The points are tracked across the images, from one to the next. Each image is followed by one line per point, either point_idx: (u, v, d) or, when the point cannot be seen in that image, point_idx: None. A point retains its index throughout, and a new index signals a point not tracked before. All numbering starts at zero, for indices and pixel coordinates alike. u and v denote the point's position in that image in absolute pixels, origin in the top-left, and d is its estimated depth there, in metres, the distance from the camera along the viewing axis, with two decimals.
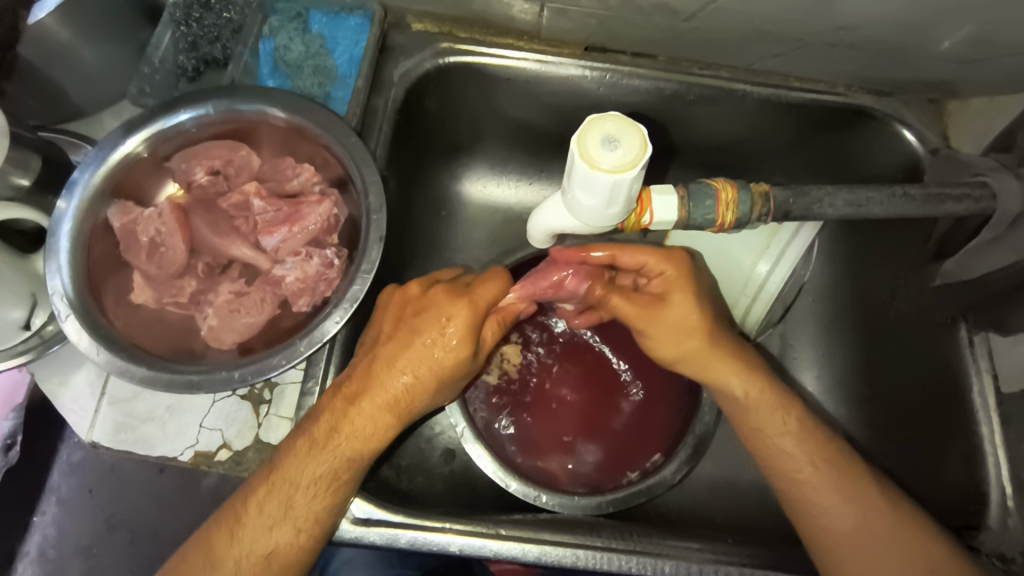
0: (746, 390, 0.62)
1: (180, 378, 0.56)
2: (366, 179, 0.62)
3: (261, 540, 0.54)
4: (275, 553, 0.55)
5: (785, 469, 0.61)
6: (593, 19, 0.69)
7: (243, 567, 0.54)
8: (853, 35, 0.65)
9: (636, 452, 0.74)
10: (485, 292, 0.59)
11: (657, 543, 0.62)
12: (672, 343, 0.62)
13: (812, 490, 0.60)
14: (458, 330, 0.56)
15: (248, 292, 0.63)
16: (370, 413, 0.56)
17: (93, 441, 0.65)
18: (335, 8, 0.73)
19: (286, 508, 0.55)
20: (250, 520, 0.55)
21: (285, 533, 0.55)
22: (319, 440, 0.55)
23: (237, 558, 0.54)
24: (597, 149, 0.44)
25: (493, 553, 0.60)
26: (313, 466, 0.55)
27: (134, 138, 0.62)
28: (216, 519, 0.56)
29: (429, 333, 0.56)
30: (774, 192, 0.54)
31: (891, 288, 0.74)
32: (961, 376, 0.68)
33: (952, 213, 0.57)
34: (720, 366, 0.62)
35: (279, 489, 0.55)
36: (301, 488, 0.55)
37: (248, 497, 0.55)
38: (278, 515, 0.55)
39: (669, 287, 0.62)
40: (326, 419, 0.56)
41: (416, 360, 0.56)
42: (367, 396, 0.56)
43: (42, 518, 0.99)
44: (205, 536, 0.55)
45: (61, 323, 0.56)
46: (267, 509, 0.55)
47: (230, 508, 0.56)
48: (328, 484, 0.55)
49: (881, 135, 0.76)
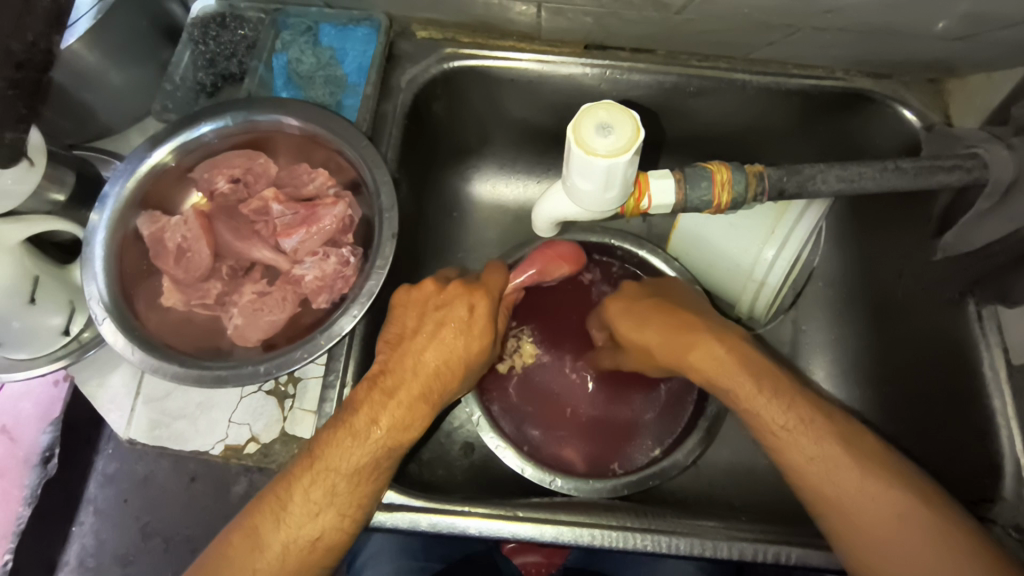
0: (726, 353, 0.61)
1: (209, 373, 0.59)
2: (377, 180, 0.65)
3: (308, 526, 0.56)
4: (321, 539, 0.56)
5: (770, 424, 0.58)
6: (588, 17, 0.72)
7: (292, 550, 0.55)
8: (841, 18, 0.66)
9: (632, 446, 0.76)
10: (496, 279, 0.67)
11: (671, 521, 0.64)
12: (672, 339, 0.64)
13: (802, 446, 0.57)
14: (480, 321, 0.62)
15: (270, 291, 0.66)
16: (406, 403, 0.58)
17: (130, 438, 0.68)
18: (343, 21, 0.76)
19: (330, 495, 0.56)
20: (295, 506, 0.56)
21: (330, 519, 0.56)
22: (359, 429, 0.57)
23: (285, 542, 0.55)
24: (591, 136, 0.46)
25: (511, 535, 0.62)
26: (360, 456, 0.57)
27: (161, 150, 0.66)
28: (258, 506, 0.57)
29: (453, 324, 0.61)
30: (768, 171, 0.56)
31: (898, 267, 0.75)
32: (972, 351, 0.67)
33: (945, 184, 0.59)
34: (674, 342, 0.63)
35: (323, 477, 0.56)
36: (344, 476, 0.56)
37: (291, 484, 0.56)
38: (323, 502, 0.56)
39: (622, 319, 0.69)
40: (365, 412, 0.58)
41: (436, 351, 0.60)
42: (402, 388, 0.59)
43: (81, 527, 1.03)
44: (249, 521, 0.56)
45: (99, 325, 0.60)
46: (312, 496, 0.56)
47: (274, 494, 0.57)
48: (369, 472, 0.57)
49: (881, 117, 0.77)
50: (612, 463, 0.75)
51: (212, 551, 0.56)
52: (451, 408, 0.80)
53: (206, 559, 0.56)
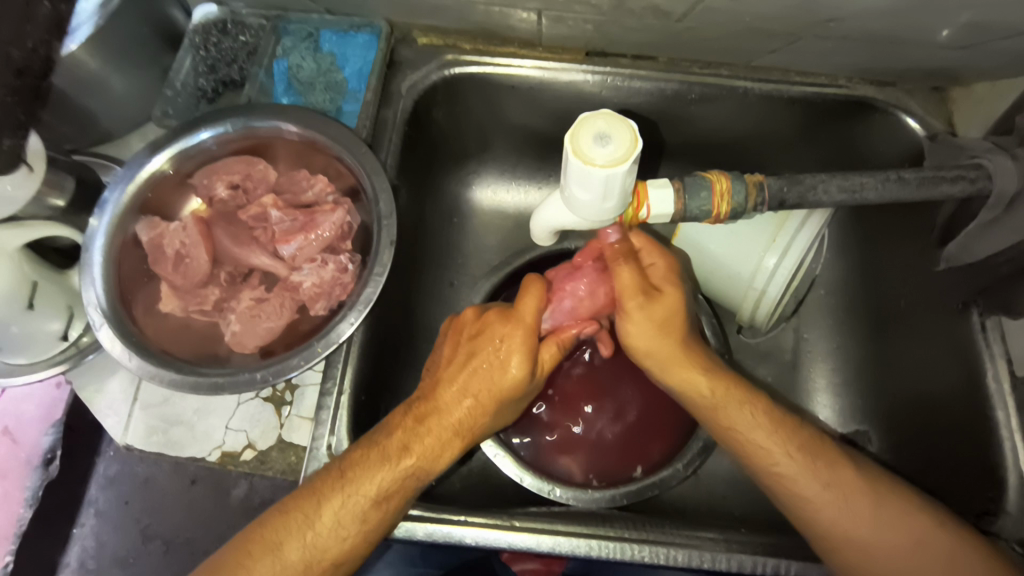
0: (713, 388, 0.61)
1: (205, 380, 0.59)
2: (376, 187, 0.65)
3: (334, 548, 0.55)
4: (343, 562, 0.56)
5: (763, 463, 0.59)
6: (589, 25, 0.71)
7: (312, 570, 0.55)
8: (843, 27, 0.66)
9: (622, 454, 0.75)
10: (530, 290, 0.62)
11: (669, 532, 0.63)
12: (651, 329, 0.61)
13: (801, 482, 0.58)
14: (515, 354, 0.59)
15: (268, 298, 0.66)
16: (437, 435, 0.59)
17: (127, 444, 0.68)
18: (344, 27, 0.76)
19: (360, 521, 0.56)
20: (323, 527, 0.55)
21: (355, 543, 0.56)
22: (393, 456, 0.57)
23: (307, 562, 0.55)
24: (590, 147, 0.46)
25: (508, 545, 0.62)
26: (394, 482, 0.57)
27: (160, 156, 0.66)
28: (280, 523, 0.56)
29: (485, 357, 0.60)
30: (769, 180, 0.55)
31: (902, 275, 0.75)
32: (976, 362, 0.66)
33: (947, 194, 0.58)
34: (684, 366, 0.61)
35: (353, 499, 0.56)
36: (373, 501, 0.56)
37: (320, 505, 0.56)
38: (351, 526, 0.56)
39: (660, 280, 0.62)
40: (399, 436, 0.58)
41: (475, 383, 0.60)
42: (435, 417, 0.59)
43: (82, 529, 1.01)
44: (269, 533, 0.56)
45: (96, 331, 0.60)
46: (342, 520, 0.55)
47: (300, 513, 0.56)
48: (396, 498, 0.57)
49: (884, 124, 0.76)
50: (614, 470, 0.74)
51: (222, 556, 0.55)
52: None
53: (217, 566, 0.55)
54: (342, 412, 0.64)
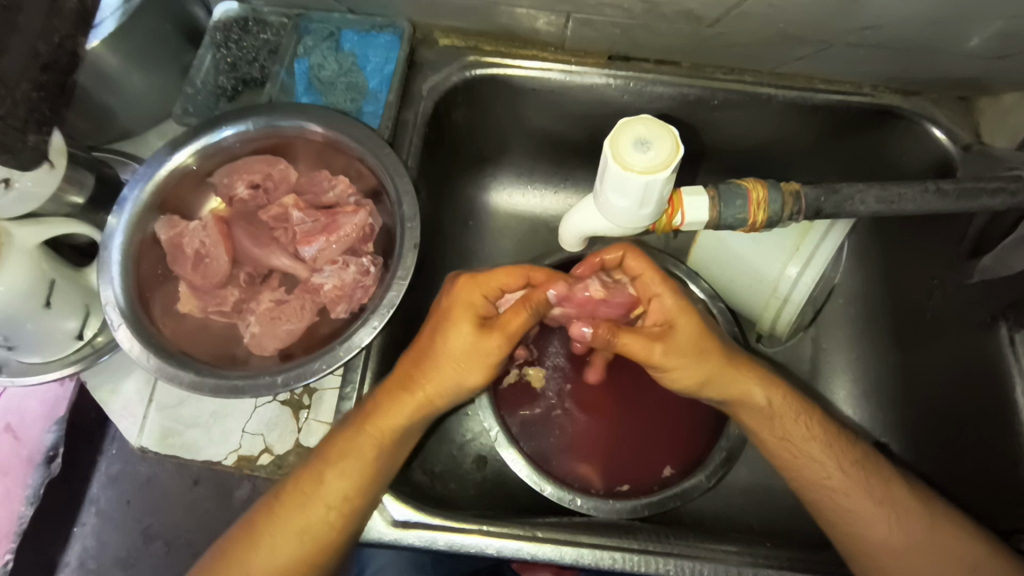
0: (770, 398, 0.61)
1: (225, 382, 0.58)
2: (399, 189, 0.64)
3: (296, 515, 0.59)
4: (309, 531, 0.58)
5: (815, 476, 0.61)
6: (616, 29, 0.71)
7: (280, 540, 0.58)
8: (879, 35, 0.65)
9: (636, 466, 0.74)
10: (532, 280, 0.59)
11: (695, 545, 0.62)
12: (691, 364, 0.58)
13: (846, 495, 0.60)
14: (450, 312, 0.57)
15: (288, 300, 0.65)
16: (391, 393, 0.59)
17: (142, 445, 0.67)
18: (366, 27, 0.75)
19: (318, 486, 0.59)
20: (289, 496, 0.59)
21: (318, 510, 0.58)
22: (355, 422, 0.59)
23: (275, 531, 0.59)
24: (629, 152, 0.45)
25: (530, 556, 0.61)
26: (352, 445, 0.58)
27: (183, 152, 0.65)
28: (264, 500, 0.61)
29: (434, 322, 0.59)
30: (805, 190, 0.54)
31: (926, 288, 0.74)
32: (1004, 377, 0.65)
33: (987, 207, 0.56)
34: (739, 380, 0.60)
35: (315, 464, 0.59)
36: (332, 464, 0.58)
37: (293, 475, 0.61)
38: (311, 492, 0.59)
39: (669, 315, 0.59)
40: (364, 403, 0.61)
41: (424, 350, 0.59)
42: (392, 381, 0.60)
43: (83, 528, 1.00)
44: (253, 513, 0.61)
45: (114, 330, 0.59)
46: (304, 486, 0.59)
47: (278, 489, 0.61)
48: (353, 464, 0.58)
49: (910, 134, 0.75)
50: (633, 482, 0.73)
51: (217, 545, 0.61)
52: (465, 421, 0.79)
53: (216, 547, 0.61)
54: None
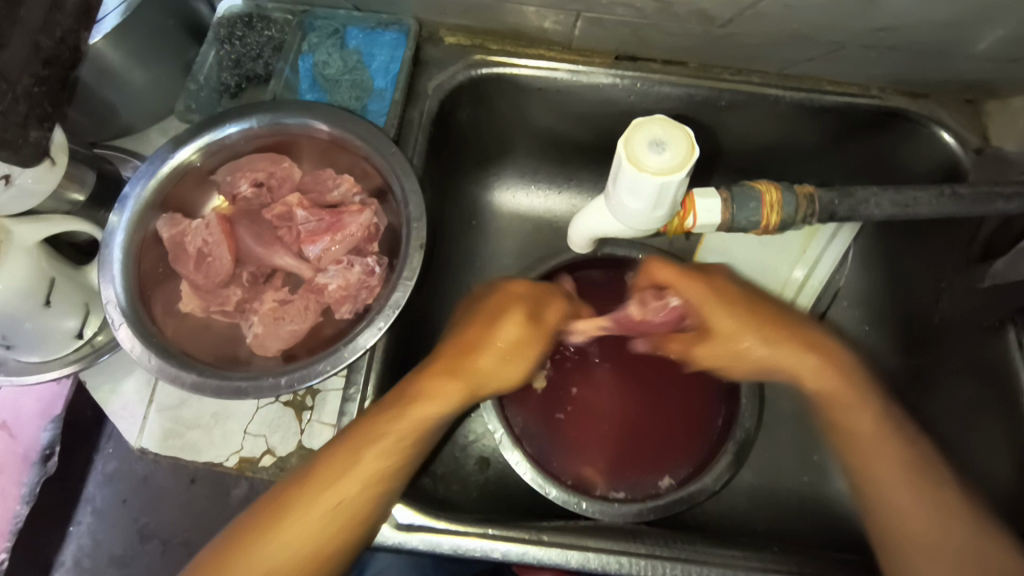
0: (817, 386, 0.61)
1: (228, 384, 0.57)
2: (405, 188, 0.63)
3: (332, 493, 0.54)
4: (344, 509, 0.54)
5: (869, 464, 0.58)
6: (626, 28, 0.70)
7: (310, 519, 0.54)
8: (893, 36, 0.65)
9: (635, 471, 0.74)
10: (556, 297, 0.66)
11: (701, 551, 0.61)
12: (738, 359, 0.62)
13: (889, 490, 0.57)
14: (496, 311, 0.61)
15: (292, 300, 0.64)
16: (443, 371, 0.59)
17: (142, 446, 0.66)
18: (372, 24, 0.75)
19: (360, 461, 0.55)
20: (323, 472, 0.55)
21: (353, 488, 0.55)
22: (403, 396, 0.58)
23: (306, 508, 0.54)
24: (644, 153, 0.44)
25: (535, 560, 0.60)
26: (392, 425, 0.56)
27: (186, 149, 0.64)
28: (291, 478, 0.56)
29: (482, 318, 0.61)
30: (819, 193, 0.54)
31: (934, 293, 0.73)
32: (1015, 381, 0.64)
33: (1001, 212, 0.55)
34: (794, 359, 0.61)
35: (359, 436, 0.56)
36: (376, 439, 0.56)
37: (325, 451, 0.56)
38: (350, 469, 0.55)
39: (707, 312, 0.62)
40: (411, 380, 0.59)
41: (474, 339, 0.60)
42: (442, 360, 0.60)
43: (78, 527, 0.98)
44: (278, 491, 0.55)
45: (115, 330, 0.58)
46: (341, 461, 0.55)
47: (307, 465, 0.56)
48: (399, 440, 0.56)
49: (916, 137, 0.75)
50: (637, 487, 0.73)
51: (231, 529, 0.55)
52: (468, 421, 0.78)
53: (230, 531, 0.55)
54: None
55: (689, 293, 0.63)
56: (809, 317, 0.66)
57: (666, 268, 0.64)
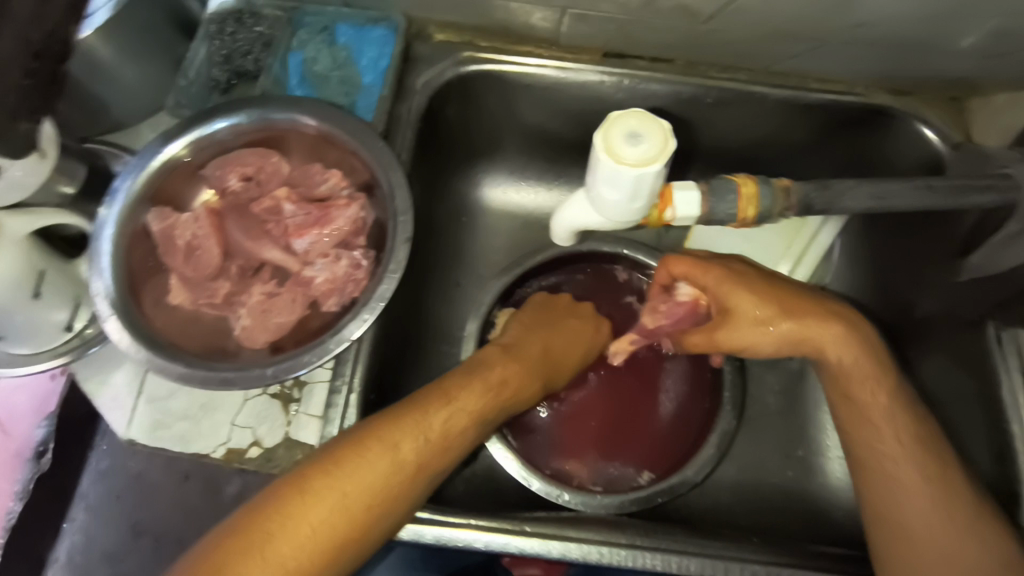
0: (840, 357, 0.62)
1: (215, 375, 0.58)
2: (392, 182, 0.64)
3: (412, 444, 0.56)
4: (421, 465, 0.56)
5: (868, 439, 0.61)
6: (612, 24, 0.71)
7: (389, 469, 0.54)
8: (873, 32, 0.66)
9: (619, 464, 0.75)
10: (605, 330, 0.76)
11: (681, 541, 0.62)
12: (764, 338, 0.63)
13: (892, 462, 0.59)
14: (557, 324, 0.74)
15: (279, 293, 0.65)
16: (528, 361, 0.68)
17: (130, 437, 0.67)
18: (362, 21, 0.75)
19: (445, 421, 0.58)
20: (409, 425, 0.57)
21: (428, 444, 0.57)
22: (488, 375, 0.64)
23: (388, 458, 0.55)
24: (621, 145, 0.45)
25: (517, 550, 0.61)
26: (468, 398, 0.61)
27: (176, 144, 0.65)
28: (364, 428, 0.56)
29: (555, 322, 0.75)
30: (795, 186, 0.54)
31: (917, 287, 0.74)
32: (992, 377, 0.64)
33: (977, 205, 0.57)
34: (817, 329, 0.62)
35: (445, 398, 0.60)
36: (463, 404, 0.60)
37: (403, 407, 0.58)
38: (434, 428, 0.58)
39: (727, 297, 0.65)
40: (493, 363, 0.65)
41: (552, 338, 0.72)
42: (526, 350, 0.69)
43: (73, 523, 0.93)
44: (353, 439, 0.55)
45: (104, 322, 0.59)
46: (428, 417, 0.58)
47: (385, 417, 0.57)
48: (483, 413, 0.62)
49: (900, 134, 0.76)
50: (620, 480, 0.74)
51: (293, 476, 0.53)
52: None
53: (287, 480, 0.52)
54: (350, 411, 0.64)
55: (703, 281, 0.67)
56: (819, 292, 0.68)
57: (683, 261, 0.67)
